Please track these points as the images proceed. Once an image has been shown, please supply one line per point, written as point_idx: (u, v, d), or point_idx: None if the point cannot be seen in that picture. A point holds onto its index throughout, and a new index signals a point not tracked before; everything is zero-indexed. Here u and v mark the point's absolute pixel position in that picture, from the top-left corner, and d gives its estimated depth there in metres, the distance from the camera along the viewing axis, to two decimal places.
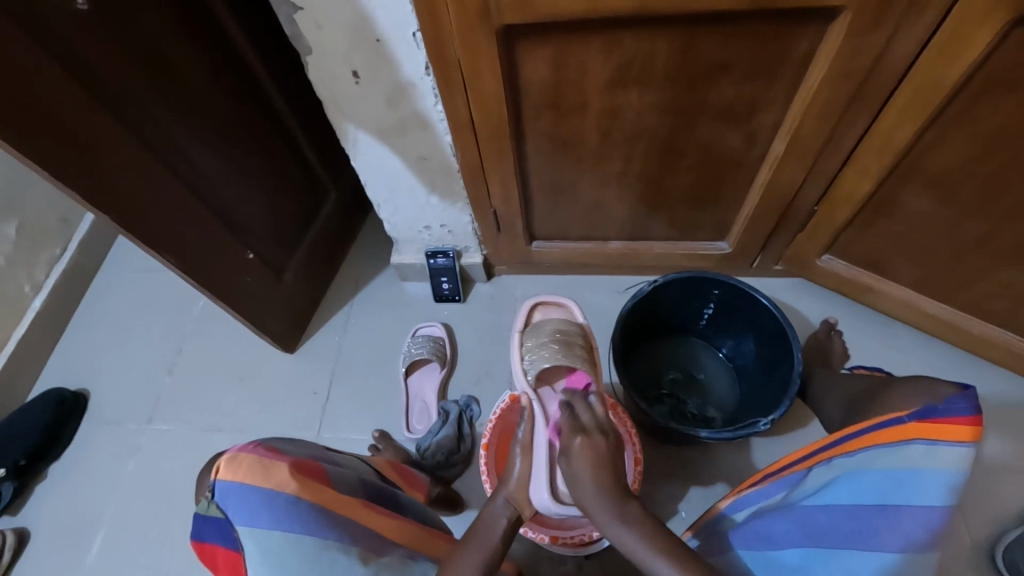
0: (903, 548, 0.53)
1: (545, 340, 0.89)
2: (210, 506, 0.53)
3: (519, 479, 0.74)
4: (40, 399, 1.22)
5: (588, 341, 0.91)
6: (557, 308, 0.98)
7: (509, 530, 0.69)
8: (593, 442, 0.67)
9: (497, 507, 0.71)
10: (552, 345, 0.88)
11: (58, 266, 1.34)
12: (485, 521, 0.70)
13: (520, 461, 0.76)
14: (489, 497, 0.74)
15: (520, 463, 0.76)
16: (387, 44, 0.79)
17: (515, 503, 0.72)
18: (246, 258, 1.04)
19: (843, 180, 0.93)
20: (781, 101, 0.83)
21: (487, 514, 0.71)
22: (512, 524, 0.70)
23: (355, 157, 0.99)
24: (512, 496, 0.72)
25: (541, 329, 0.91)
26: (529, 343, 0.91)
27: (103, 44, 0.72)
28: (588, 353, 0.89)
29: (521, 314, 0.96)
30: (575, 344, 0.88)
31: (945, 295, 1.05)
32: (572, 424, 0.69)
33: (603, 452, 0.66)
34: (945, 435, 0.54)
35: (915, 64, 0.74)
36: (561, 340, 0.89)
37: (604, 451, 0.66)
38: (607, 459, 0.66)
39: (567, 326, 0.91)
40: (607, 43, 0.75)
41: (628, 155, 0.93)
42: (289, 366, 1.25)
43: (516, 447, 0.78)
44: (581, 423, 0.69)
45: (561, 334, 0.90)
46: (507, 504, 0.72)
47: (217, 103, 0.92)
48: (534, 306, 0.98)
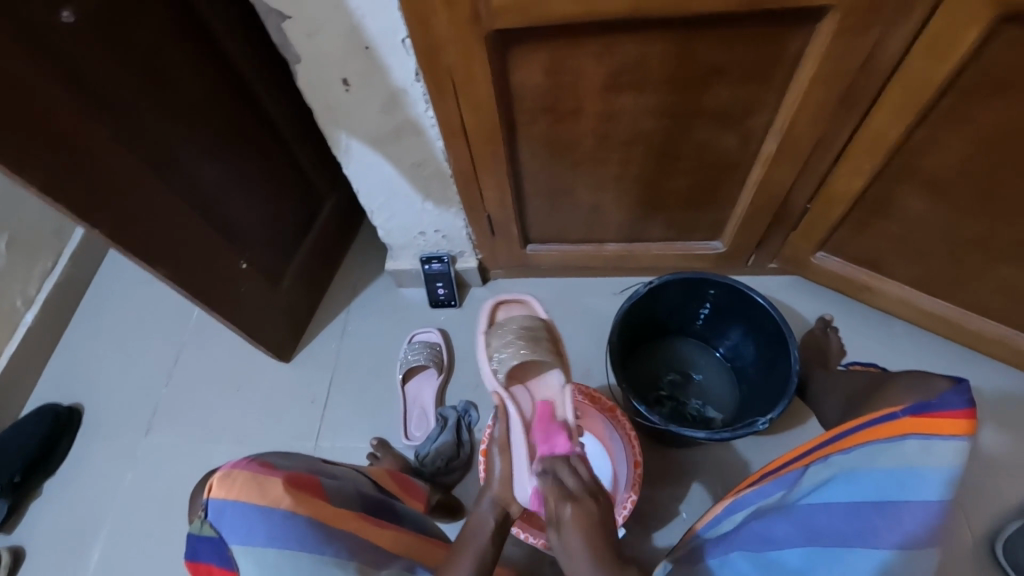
0: (903, 544, 0.53)
1: (510, 335, 0.85)
2: (204, 525, 0.53)
3: (501, 479, 0.77)
4: (34, 414, 1.20)
5: (552, 334, 0.87)
6: (519, 307, 0.92)
7: (498, 530, 0.72)
8: (582, 509, 0.66)
9: (484, 510, 0.74)
10: (517, 343, 0.84)
11: (50, 279, 1.33)
12: (473, 523, 0.72)
13: (499, 459, 0.79)
14: (476, 499, 0.77)
15: (499, 461, 0.80)
16: (377, 52, 0.79)
17: (501, 503, 0.75)
18: (241, 269, 1.03)
19: (836, 178, 0.94)
20: (773, 101, 0.83)
21: (475, 517, 0.74)
22: (501, 522, 0.73)
23: (347, 164, 0.99)
24: (497, 497, 0.76)
25: (504, 328, 0.86)
26: (495, 344, 0.85)
27: (92, 57, 0.72)
28: (554, 346, 0.86)
29: (484, 313, 0.90)
30: (540, 339, 0.84)
31: (939, 290, 1.05)
32: (559, 491, 0.68)
33: (594, 517, 0.65)
34: (939, 430, 0.55)
35: (904, 62, 0.74)
36: (525, 336, 0.84)
37: (595, 517, 0.65)
38: (597, 527, 0.64)
39: (532, 322, 0.87)
40: (598, 48, 0.75)
41: (621, 157, 0.94)
42: (286, 376, 1.24)
43: (493, 447, 0.82)
44: (568, 489, 0.68)
45: (526, 331, 0.85)
46: (495, 505, 0.75)
47: (208, 113, 0.91)
48: (495, 305, 0.92)
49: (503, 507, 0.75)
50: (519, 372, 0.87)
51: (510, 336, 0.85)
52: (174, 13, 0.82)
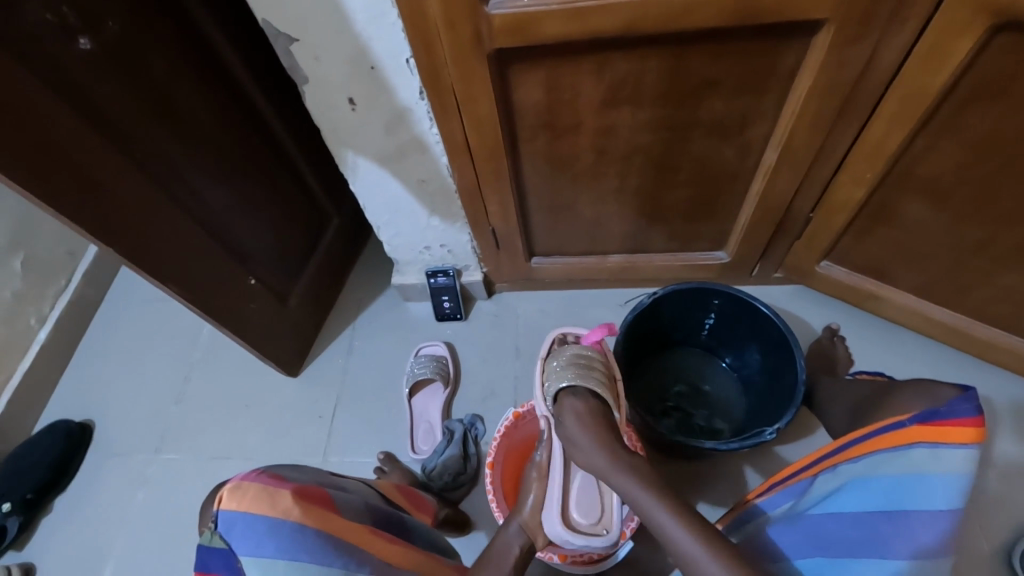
0: (914, 555, 0.53)
1: (566, 364, 0.81)
2: (214, 537, 0.53)
3: (532, 508, 0.81)
4: (47, 432, 1.22)
5: (610, 369, 0.84)
6: (580, 335, 0.90)
7: (521, 558, 0.77)
8: (582, 404, 0.79)
9: (510, 534, 0.79)
10: (571, 372, 0.80)
11: (64, 298, 1.35)
12: (499, 548, 0.78)
13: (535, 487, 0.84)
14: (504, 522, 0.81)
15: (535, 489, 0.84)
16: (382, 73, 0.81)
17: (528, 531, 0.80)
18: (250, 285, 1.05)
19: (837, 188, 0.94)
20: (771, 113, 0.84)
21: (501, 540, 0.79)
22: (526, 552, 0.78)
23: (354, 181, 1.01)
24: (526, 523, 0.80)
25: (561, 352, 0.84)
26: (550, 366, 0.83)
27: (108, 81, 0.74)
28: (609, 381, 0.82)
29: (546, 339, 0.88)
30: (595, 370, 0.81)
31: (945, 298, 1.05)
32: (562, 382, 0.82)
33: (593, 409, 0.79)
34: (945, 438, 0.53)
35: (901, 73, 0.75)
36: (580, 363, 0.81)
37: (592, 410, 0.78)
38: (596, 418, 0.78)
39: (587, 351, 0.83)
40: (597, 65, 0.76)
41: (623, 171, 0.95)
42: (295, 391, 1.25)
43: (533, 471, 0.86)
44: (571, 383, 0.82)
45: (579, 359, 0.82)
46: (521, 530, 0.80)
47: (220, 135, 0.94)
48: (557, 334, 0.89)
49: (528, 536, 0.79)
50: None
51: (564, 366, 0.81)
52: (187, 38, 0.85)
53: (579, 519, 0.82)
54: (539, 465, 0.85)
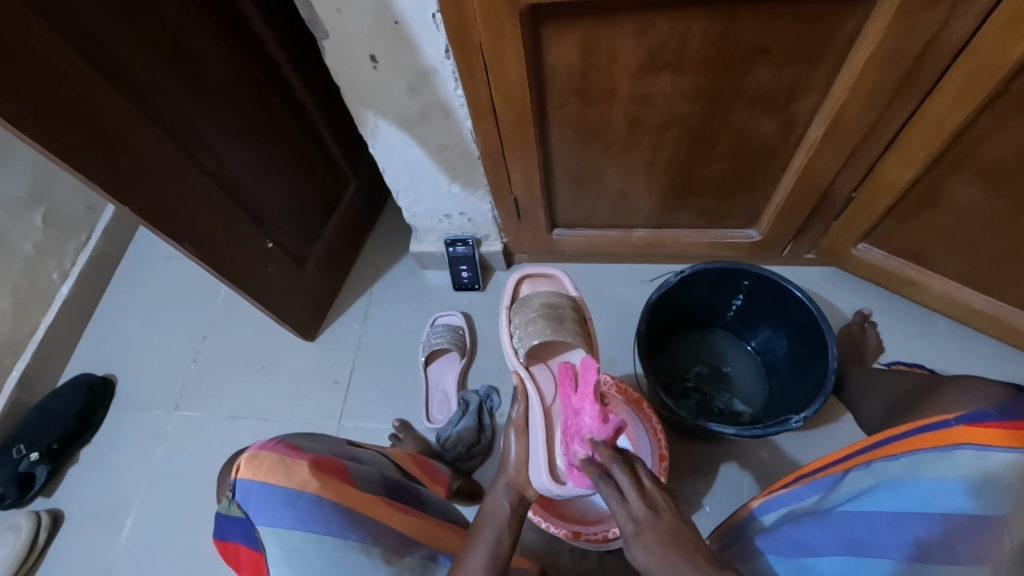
0: (952, 561, 0.50)
1: (533, 314, 0.83)
2: (231, 506, 0.53)
3: (516, 462, 0.75)
4: (71, 384, 1.24)
5: (579, 313, 0.86)
6: (545, 281, 0.92)
7: (515, 514, 0.71)
8: (658, 529, 0.57)
9: (497, 496, 0.73)
10: (539, 320, 0.83)
11: (85, 254, 1.36)
12: (489, 510, 0.71)
13: (515, 444, 0.76)
14: (490, 484, 0.75)
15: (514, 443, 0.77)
16: (407, 29, 0.76)
17: (516, 488, 0.73)
18: (267, 249, 1.03)
19: (886, 167, 0.88)
20: (823, 84, 0.78)
21: (490, 501, 0.72)
22: (516, 508, 0.72)
23: (374, 145, 0.97)
24: (512, 480, 0.74)
25: (526, 305, 0.85)
26: (516, 322, 0.85)
27: (121, 32, 0.71)
28: (580, 325, 0.84)
29: (507, 291, 0.91)
30: (565, 317, 0.83)
31: (990, 288, 1.00)
32: (625, 509, 0.60)
33: (670, 534, 0.57)
34: (993, 441, 0.51)
35: (973, 43, 0.68)
36: (548, 312, 0.83)
37: (672, 534, 0.57)
38: (678, 545, 0.56)
39: (556, 298, 0.85)
40: (639, 26, 0.71)
41: (656, 142, 0.90)
42: (311, 355, 1.25)
43: (509, 429, 0.78)
44: (633, 507, 0.60)
45: (547, 307, 0.84)
46: (508, 489, 0.73)
47: (238, 92, 0.90)
48: (521, 278, 0.92)
49: (518, 493, 0.73)
50: (540, 350, 0.86)
51: (534, 316, 0.83)
52: None
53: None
54: (514, 420, 0.79)
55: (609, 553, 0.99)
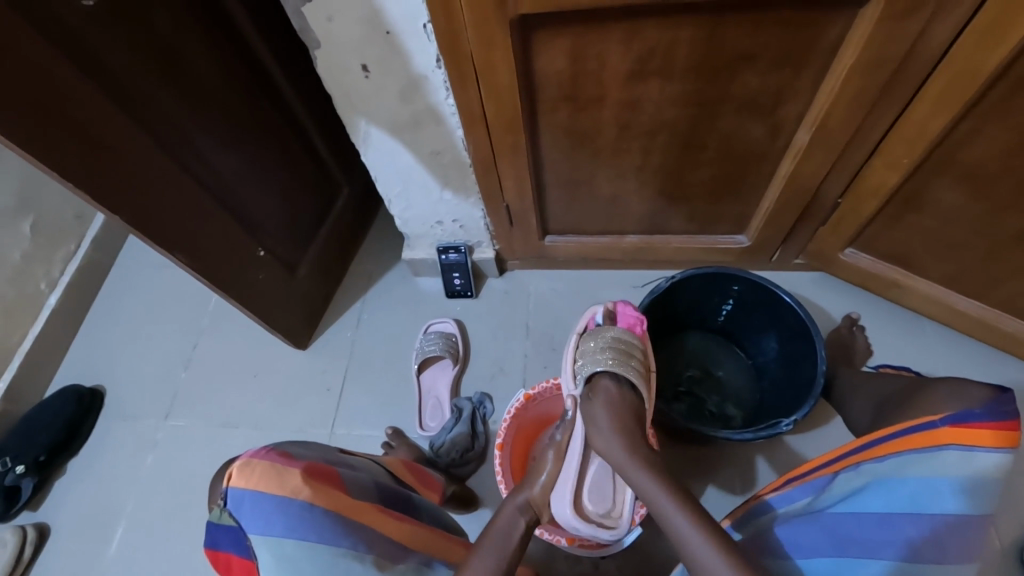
0: (938, 560, 0.53)
1: (605, 344, 0.82)
2: (223, 514, 0.52)
3: (543, 484, 0.78)
4: (59, 394, 1.23)
5: (647, 364, 0.84)
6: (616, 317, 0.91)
7: (526, 533, 0.71)
8: (622, 397, 0.79)
9: (513, 509, 0.74)
10: (607, 356, 0.81)
11: (74, 262, 1.34)
12: (501, 527, 0.70)
13: (550, 463, 0.80)
14: (502, 503, 0.76)
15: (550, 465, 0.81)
16: (398, 37, 0.77)
17: (533, 506, 0.76)
18: (258, 256, 1.03)
19: (870, 172, 0.90)
20: (808, 91, 0.79)
21: (502, 520, 0.72)
22: (529, 525, 0.73)
23: (365, 151, 0.97)
24: (533, 498, 0.77)
25: (600, 334, 0.84)
26: (586, 345, 0.84)
27: (112, 40, 0.71)
28: (644, 372, 0.82)
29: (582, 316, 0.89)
30: (634, 361, 0.82)
31: (975, 290, 1.01)
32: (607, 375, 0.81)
33: (628, 407, 0.79)
34: (979, 442, 0.53)
35: (950, 50, 0.70)
36: (617, 351, 0.82)
37: (628, 409, 0.78)
38: (630, 419, 0.78)
39: (630, 338, 0.83)
40: (627, 33, 0.72)
41: (646, 148, 0.91)
42: (303, 362, 1.25)
43: (550, 450, 0.82)
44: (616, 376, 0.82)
45: (619, 343, 0.83)
46: (526, 505, 0.75)
47: (230, 101, 0.91)
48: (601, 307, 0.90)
49: (532, 510, 0.75)
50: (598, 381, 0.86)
51: (604, 347, 0.82)
52: None
53: (592, 510, 0.82)
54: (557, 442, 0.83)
55: (603, 558, 0.99)
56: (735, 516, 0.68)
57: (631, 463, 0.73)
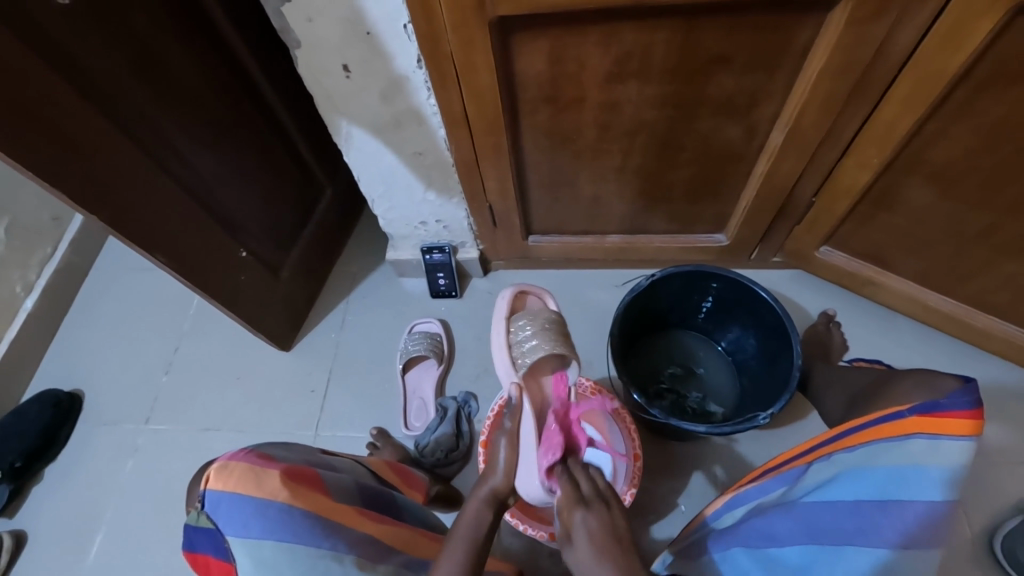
0: (907, 545, 0.54)
1: (542, 330, 0.79)
2: (200, 517, 0.53)
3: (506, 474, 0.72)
4: (36, 400, 1.21)
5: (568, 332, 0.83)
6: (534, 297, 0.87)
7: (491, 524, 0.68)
8: (596, 516, 0.63)
9: (478, 503, 0.70)
10: (546, 338, 0.78)
11: (50, 265, 1.33)
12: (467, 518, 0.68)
13: (505, 450, 0.74)
14: (473, 491, 0.72)
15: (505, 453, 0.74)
16: (379, 38, 0.77)
17: (497, 496, 0.71)
18: (240, 257, 1.02)
19: (842, 172, 0.92)
20: (782, 92, 0.81)
21: (470, 512, 0.69)
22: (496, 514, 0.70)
23: (347, 152, 0.98)
24: (498, 487, 0.72)
25: (535, 316, 0.81)
26: (521, 329, 0.80)
27: (89, 41, 0.70)
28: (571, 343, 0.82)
29: (507, 296, 0.84)
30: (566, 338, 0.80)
31: (944, 287, 1.04)
32: (575, 498, 0.67)
33: (605, 527, 0.62)
34: (944, 430, 0.55)
35: (916, 53, 0.73)
36: (554, 331, 0.79)
37: (608, 528, 0.62)
38: (610, 538, 0.61)
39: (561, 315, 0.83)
40: (605, 36, 0.73)
41: (626, 149, 0.92)
42: (287, 364, 1.24)
43: (503, 436, 0.76)
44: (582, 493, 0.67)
45: (552, 325, 0.80)
46: (490, 497, 0.71)
47: (209, 101, 0.90)
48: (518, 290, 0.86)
49: (498, 500, 0.71)
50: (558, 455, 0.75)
51: (536, 333, 0.79)
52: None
53: None
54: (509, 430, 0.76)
55: None
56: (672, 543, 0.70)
57: (602, 574, 0.57)
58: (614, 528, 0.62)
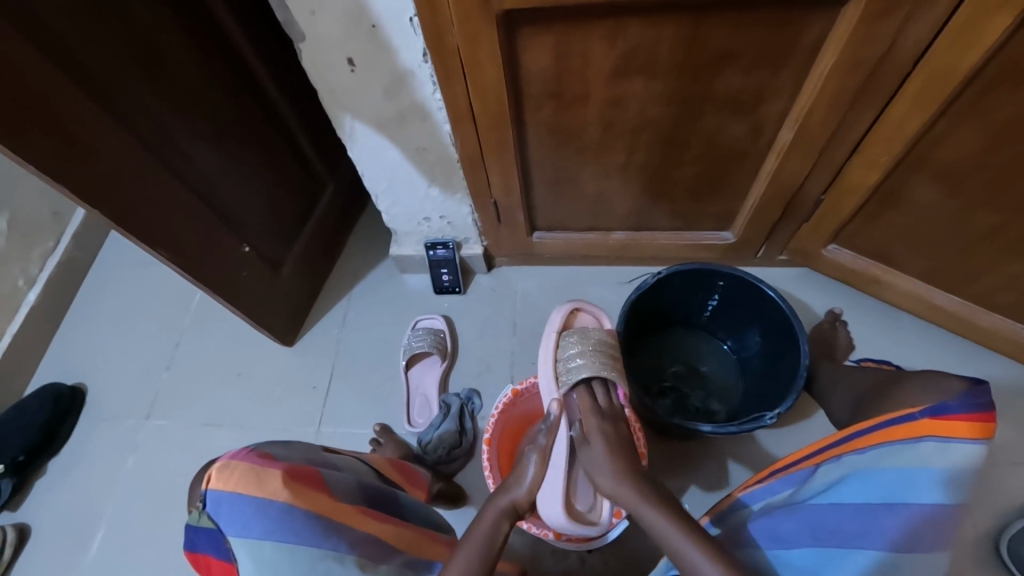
0: (915, 548, 0.53)
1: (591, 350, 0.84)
2: (202, 517, 0.52)
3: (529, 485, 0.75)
4: (39, 394, 1.21)
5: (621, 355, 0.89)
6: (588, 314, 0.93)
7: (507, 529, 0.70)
8: (606, 430, 0.79)
9: (497, 510, 0.73)
10: (594, 360, 0.84)
11: (52, 259, 1.32)
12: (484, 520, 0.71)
13: (533, 466, 0.77)
14: (490, 496, 0.75)
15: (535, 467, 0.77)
16: (383, 32, 0.76)
17: (516, 507, 0.74)
18: (242, 253, 1.02)
19: (851, 170, 0.91)
20: (791, 88, 0.80)
21: (485, 518, 0.71)
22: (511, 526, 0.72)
23: (351, 147, 0.97)
24: (517, 498, 0.75)
25: (586, 335, 0.86)
26: (569, 347, 0.86)
27: (89, 34, 0.69)
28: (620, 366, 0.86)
29: (560, 313, 0.91)
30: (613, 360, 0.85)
31: (952, 286, 1.03)
32: (588, 412, 0.81)
33: (617, 438, 0.79)
34: (956, 433, 0.55)
35: (928, 50, 0.71)
36: (602, 355, 0.84)
37: (619, 439, 0.78)
38: (619, 447, 0.78)
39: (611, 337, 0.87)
40: (611, 31, 0.72)
41: (632, 145, 0.91)
42: (289, 359, 1.24)
43: (534, 453, 0.78)
44: (595, 412, 0.81)
45: (602, 347, 0.85)
46: (508, 507, 0.74)
47: (210, 95, 0.89)
48: (573, 308, 0.92)
49: (516, 512, 0.74)
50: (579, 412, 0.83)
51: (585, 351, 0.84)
52: None
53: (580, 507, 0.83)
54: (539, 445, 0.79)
55: (590, 552, 1.00)
56: (713, 511, 0.72)
57: (633, 491, 0.72)
58: (624, 437, 0.79)
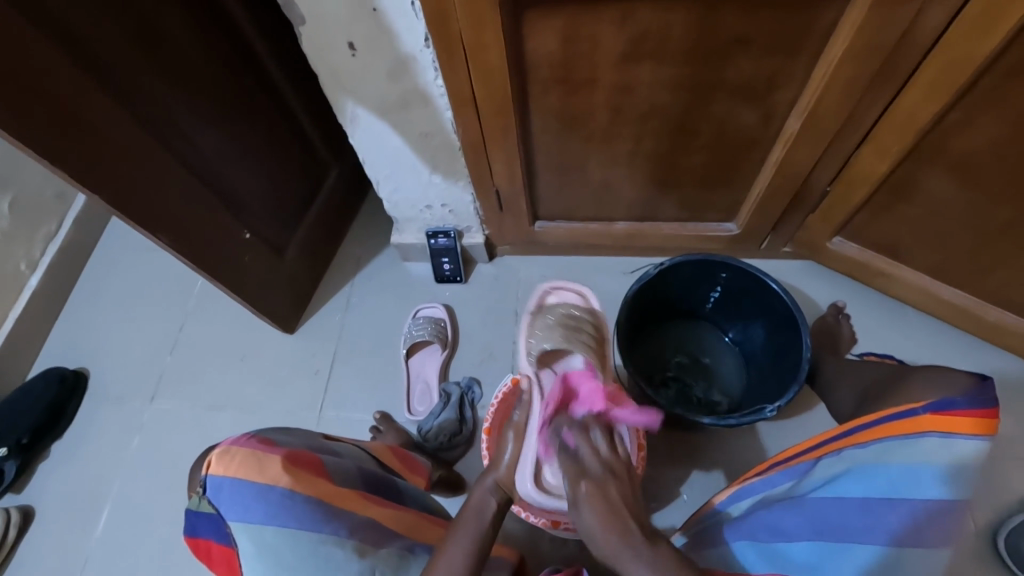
0: (916, 543, 0.53)
1: (553, 325, 0.94)
2: (202, 501, 0.53)
3: (509, 464, 0.71)
4: (42, 376, 1.21)
5: (598, 332, 0.96)
6: (570, 291, 1.02)
7: (499, 514, 0.65)
8: (598, 484, 0.64)
9: (484, 490, 0.67)
10: (556, 335, 0.93)
11: (55, 243, 1.32)
12: (473, 505, 0.65)
13: (511, 444, 0.73)
14: (479, 477, 0.70)
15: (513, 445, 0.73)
16: (386, 14, 0.75)
17: (503, 486, 0.69)
18: (243, 238, 1.01)
19: (860, 161, 0.90)
20: (802, 76, 0.79)
21: (475, 499, 0.66)
22: (501, 506, 0.67)
23: (352, 132, 0.95)
24: (500, 480, 0.69)
25: (550, 312, 0.97)
26: (538, 324, 0.95)
27: (89, 13, 0.68)
28: (591, 340, 0.94)
29: (536, 294, 1.01)
30: (579, 333, 0.93)
31: (959, 280, 1.03)
32: (579, 469, 0.67)
33: (613, 499, 0.62)
34: (959, 429, 0.55)
35: (943, 38, 0.70)
36: (565, 328, 0.94)
37: (613, 495, 0.63)
38: (614, 501, 0.62)
39: (574, 312, 0.96)
40: (620, 15, 0.70)
41: (638, 133, 0.90)
42: (291, 346, 1.24)
43: (510, 430, 0.76)
44: (588, 468, 0.66)
45: (567, 322, 0.95)
46: (495, 487, 0.68)
47: (211, 78, 0.88)
48: (549, 290, 1.03)
49: (503, 492, 0.68)
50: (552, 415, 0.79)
51: (551, 326, 0.94)
52: None
53: (550, 482, 0.89)
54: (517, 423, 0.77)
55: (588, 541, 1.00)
56: (687, 525, 0.73)
57: (623, 548, 0.57)
58: (618, 492, 0.63)
